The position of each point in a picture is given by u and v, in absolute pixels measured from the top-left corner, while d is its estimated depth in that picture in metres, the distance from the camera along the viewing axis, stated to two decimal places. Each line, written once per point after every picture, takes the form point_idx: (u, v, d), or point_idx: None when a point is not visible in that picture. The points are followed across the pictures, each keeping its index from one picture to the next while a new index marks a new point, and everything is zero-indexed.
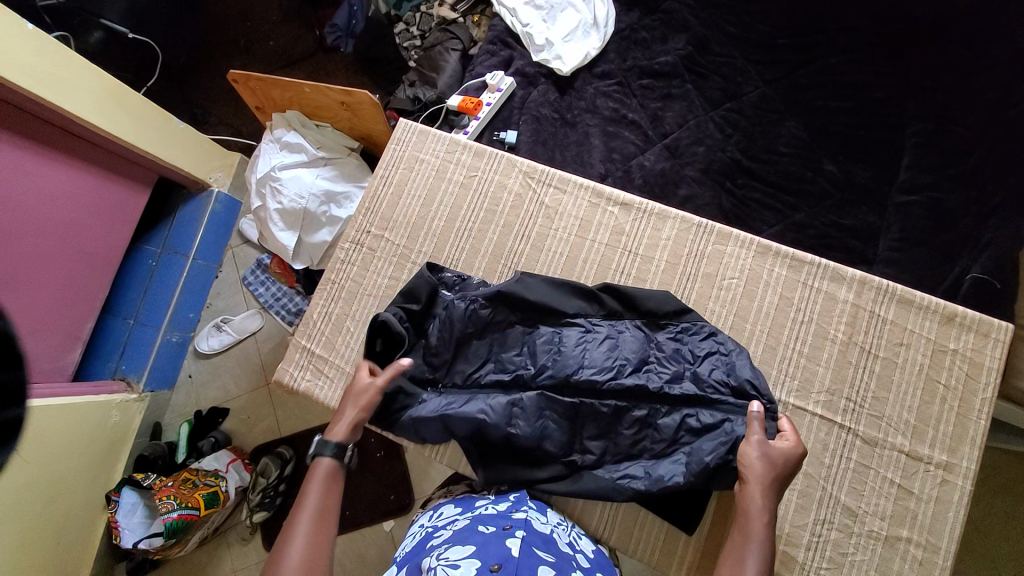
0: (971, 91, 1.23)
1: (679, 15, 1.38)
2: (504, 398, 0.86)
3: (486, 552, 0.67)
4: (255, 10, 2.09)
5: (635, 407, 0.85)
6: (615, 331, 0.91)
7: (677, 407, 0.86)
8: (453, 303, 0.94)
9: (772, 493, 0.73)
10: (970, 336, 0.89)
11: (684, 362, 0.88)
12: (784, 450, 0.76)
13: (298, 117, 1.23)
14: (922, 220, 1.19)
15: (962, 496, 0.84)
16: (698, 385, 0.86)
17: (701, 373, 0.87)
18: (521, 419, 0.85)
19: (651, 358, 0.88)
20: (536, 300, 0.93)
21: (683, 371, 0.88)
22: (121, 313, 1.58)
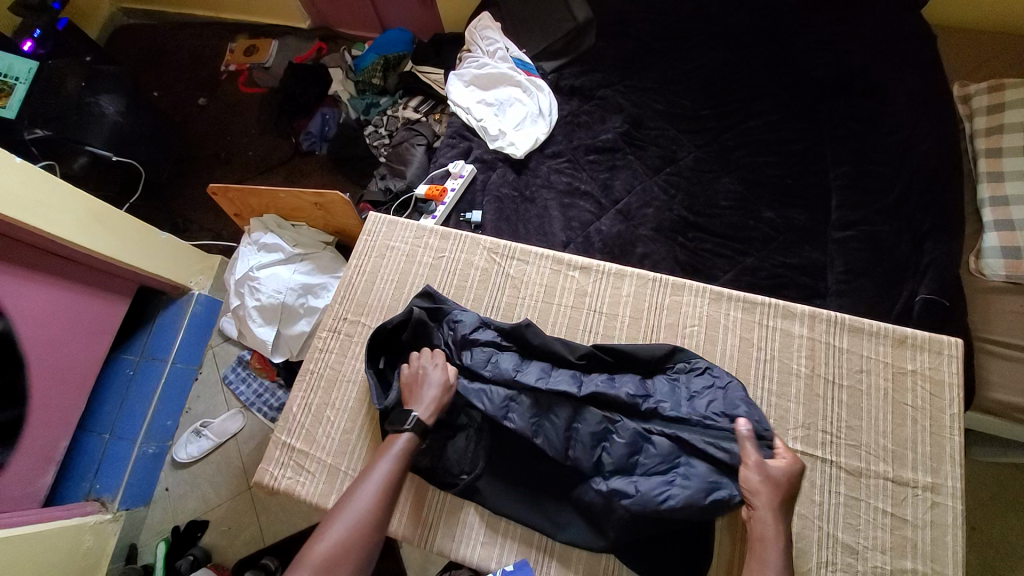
0: (876, 136, 1.40)
1: (613, 99, 1.57)
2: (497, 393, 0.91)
3: None
4: (235, 127, 2.31)
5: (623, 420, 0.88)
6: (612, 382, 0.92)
7: (666, 424, 0.88)
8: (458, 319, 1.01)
9: (782, 514, 0.77)
10: (924, 355, 0.94)
11: (682, 397, 0.90)
12: (785, 468, 0.80)
13: (275, 219, 1.31)
14: (863, 252, 1.27)
15: (955, 518, 0.84)
16: (685, 415, 0.88)
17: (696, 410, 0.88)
18: (515, 413, 0.89)
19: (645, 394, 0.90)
20: (540, 344, 0.97)
21: (676, 401, 0.89)
22: (95, 429, 1.53)
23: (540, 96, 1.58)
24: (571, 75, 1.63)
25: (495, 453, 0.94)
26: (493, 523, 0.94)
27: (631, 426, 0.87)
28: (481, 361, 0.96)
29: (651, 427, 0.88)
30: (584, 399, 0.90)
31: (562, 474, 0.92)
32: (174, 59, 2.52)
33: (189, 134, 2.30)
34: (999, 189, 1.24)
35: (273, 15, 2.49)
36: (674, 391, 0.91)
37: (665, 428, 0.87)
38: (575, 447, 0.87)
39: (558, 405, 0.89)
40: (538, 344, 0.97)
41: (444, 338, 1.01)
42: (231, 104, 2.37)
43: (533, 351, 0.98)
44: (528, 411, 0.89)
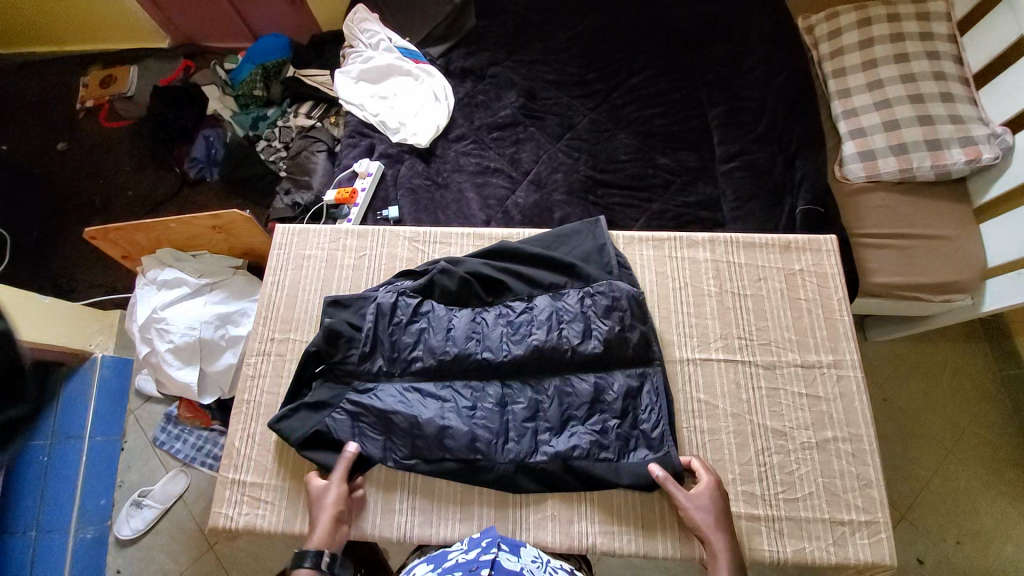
0: (741, 74, 1.54)
1: (504, 76, 1.60)
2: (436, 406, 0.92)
3: None
4: (105, 167, 2.09)
5: (590, 411, 0.91)
6: (530, 302, 0.99)
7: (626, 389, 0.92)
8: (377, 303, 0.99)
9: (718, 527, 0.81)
10: (807, 255, 1.03)
11: (594, 315, 0.95)
12: (706, 492, 0.83)
13: (171, 253, 1.18)
14: (748, 179, 1.40)
15: (859, 383, 0.94)
16: (606, 341, 0.92)
17: (618, 331, 0.93)
18: (454, 413, 0.92)
19: (596, 410, 0.92)
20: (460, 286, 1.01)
21: (593, 326, 0.94)
22: (18, 528, 1.47)
23: (432, 80, 1.57)
24: (460, 57, 1.64)
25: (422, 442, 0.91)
26: (466, 497, 0.95)
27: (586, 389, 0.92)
28: (421, 397, 0.94)
29: (606, 398, 0.92)
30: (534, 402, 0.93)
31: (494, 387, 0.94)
32: (11, 103, 2.21)
33: (50, 184, 2.06)
34: (848, 103, 1.43)
35: (120, 38, 2.24)
36: (588, 311, 0.95)
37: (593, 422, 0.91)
38: (514, 427, 0.92)
39: (489, 382, 0.95)
40: (454, 283, 1.01)
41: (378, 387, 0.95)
42: (93, 143, 2.13)
43: (456, 299, 1.02)
44: (462, 411, 0.92)
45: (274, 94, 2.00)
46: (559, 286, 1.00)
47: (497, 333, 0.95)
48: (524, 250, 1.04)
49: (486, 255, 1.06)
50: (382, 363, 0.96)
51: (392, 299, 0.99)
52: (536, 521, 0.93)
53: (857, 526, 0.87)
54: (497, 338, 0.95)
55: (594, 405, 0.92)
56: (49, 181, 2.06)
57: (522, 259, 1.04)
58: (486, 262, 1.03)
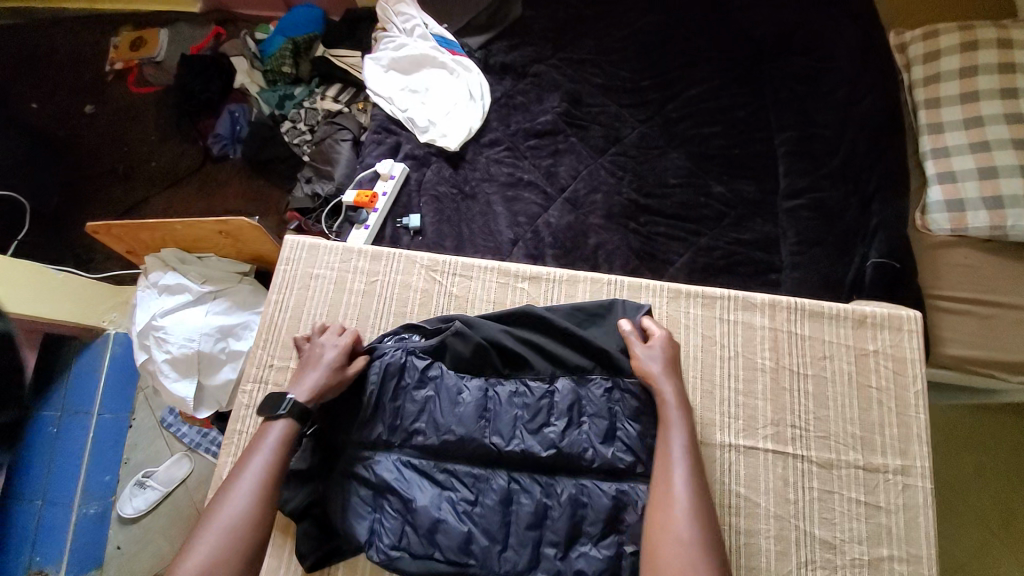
0: (819, 95, 1.35)
1: (548, 76, 1.44)
2: (431, 495, 0.83)
3: None
4: (130, 134, 2.04)
5: (606, 527, 0.80)
6: (551, 384, 0.89)
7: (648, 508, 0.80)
8: (383, 360, 0.91)
9: (677, 383, 0.82)
10: (885, 335, 0.88)
11: (621, 417, 0.86)
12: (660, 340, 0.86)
13: (175, 254, 1.10)
14: (814, 220, 1.24)
15: (927, 497, 0.81)
16: (633, 450, 0.83)
17: (645, 442, 0.83)
18: (451, 504, 0.83)
19: (612, 528, 0.80)
20: (472, 354, 0.91)
21: (620, 428, 0.85)
22: (24, 496, 1.48)
23: (468, 76, 1.43)
24: (500, 51, 1.49)
25: (412, 532, 0.82)
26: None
27: (603, 502, 0.80)
28: (418, 477, 0.85)
29: (624, 518, 0.80)
30: (539, 505, 0.82)
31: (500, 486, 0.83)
32: (43, 60, 2.16)
33: (75, 148, 2.02)
34: (940, 141, 1.24)
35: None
36: (614, 410, 0.86)
37: (607, 542, 0.79)
38: (515, 531, 0.81)
39: (494, 470, 0.85)
40: (468, 351, 0.91)
41: (373, 459, 0.86)
42: (119, 108, 2.08)
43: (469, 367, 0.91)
44: (460, 505, 0.83)
45: (303, 73, 1.90)
46: (585, 369, 0.90)
47: (510, 416, 0.86)
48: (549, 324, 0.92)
49: (509, 319, 0.94)
50: (382, 432, 0.87)
51: (400, 358, 0.91)
52: None
53: None
54: (508, 422, 0.86)
55: (610, 523, 0.80)
56: (74, 145, 2.03)
57: (545, 333, 0.92)
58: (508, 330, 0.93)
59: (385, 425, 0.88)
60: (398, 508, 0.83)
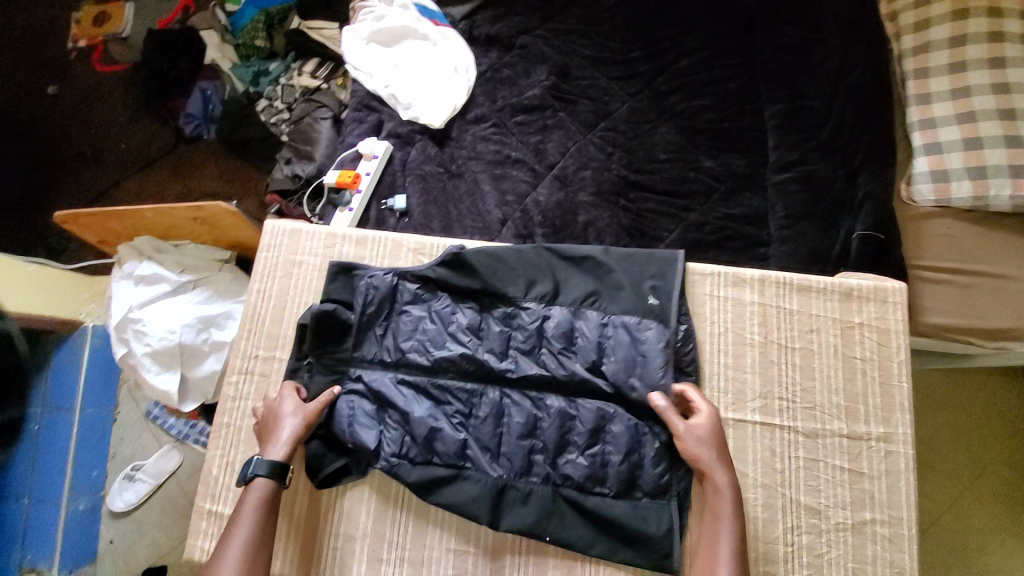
0: (810, 65, 1.32)
1: (534, 48, 1.39)
2: (427, 406, 0.89)
3: None
4: (96, 115, 1.94)
5: (591, 438, 0.86)
6: (545, 308, 0.92)
7: (631, 416, 0.87)
8: (375, 281, 0.94)
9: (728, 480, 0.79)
10: (870, 307, 0.89)
11: (612, 347, 0.88)
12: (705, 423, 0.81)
13: (150, 243, 1.06)
14: (803, 194, 1.23)
15: (908, 463, 0.83)
16: (618, 379, 0.87)
17: (630, 373, 0.86)
18: (445, 417, 0.89)
19: (597, 438, 0.87)
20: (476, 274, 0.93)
21: (606, 360, 0.88)
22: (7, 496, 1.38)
23: (451, 48, 1.38)
24: (484, 22, 1.42)
25: (411, 442, 0.88)
26: (463, 531, 0.88)
27: (590, 413, 0.87)
28: (416, 389, 0.91)
29: (607, 428, 0.87)
30: (529, 416, 0.88)
31: (492, 400, 0.89)
32: None
33: (37, 130, 1.92)
34: (926, 112, 1.23)
35: None
36: (607, 338, 0.89)
37: (592, 448, 0.86)
38: (506, 440, 0.88)
39: (487, 384, 0.90)
40: (461, 279, 0.94)
41: (372, 371, 0.92)
42: (83, 88, 1.97)
43: (463, 294, 0.95)
44: (456, 416, 0.90)
45: (277, 47, 1.81)
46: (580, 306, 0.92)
47: (501, 335, 0.91)
48: (557, 263, 0.94)
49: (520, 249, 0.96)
50: (378, 350, 0.92)
51: (391, 282, 0.94)
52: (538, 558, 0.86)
53: None
54: (499, 341, 0.91)
55: (596, 434, 0.87)
56: (37, 127, 1.92)
57: (546, 271, 0.93)
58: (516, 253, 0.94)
59: (383, 343, 0.93)
60: (396, 417, 0.89)
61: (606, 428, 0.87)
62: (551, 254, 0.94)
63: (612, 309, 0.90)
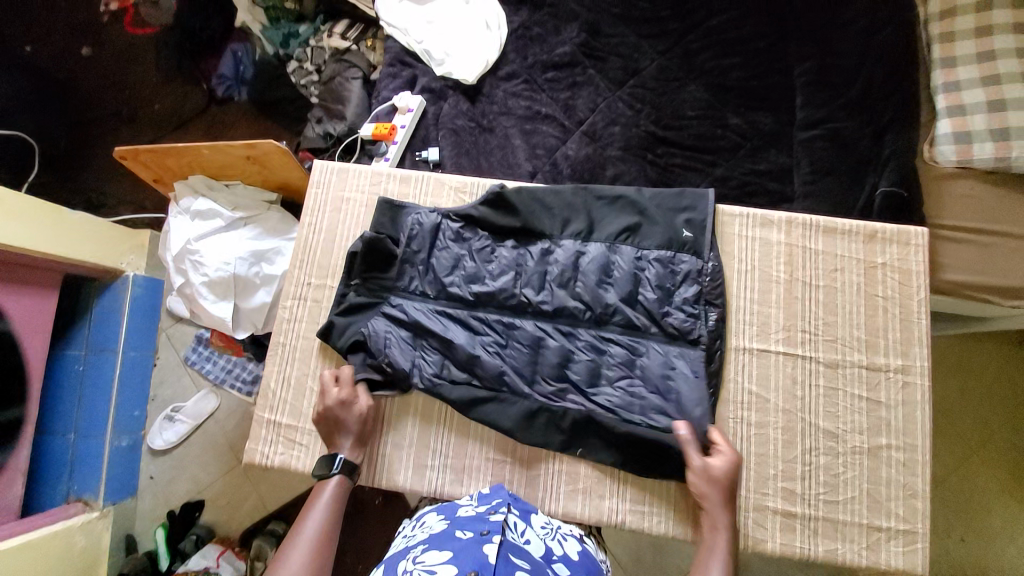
0: (840, 24, 1.34)
1: (566, 6, 1.41)
2: (466, 334, 0.94)
3: (463, 558, 0.68)
4: (131, 76, 1.99)
5: (622, 370, 0.90)
6: (581, 245, 0.96)
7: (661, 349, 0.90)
8: (420, 220, 0.99)
9: (727, 505, 0.82)
10: (893, 248, 0.93)
11: (645, 279, 0.92)
12: (723, 466, 0.83)
13: (203, 181, 1.12)
14: (828, 151, 1.26)
15: (924, 393, 0.88)
16: (650, 313, 0.91)
17: (662, 304, 0.90)
18: (483, 345, 0.93)
19: (628, 371, 0.90)
20: (518, 207, 0.98)
21: (640, 292, 0.92)
22: (58, 430, 1.54)
23: (485, 5, 1.41)
24: None
25: (451, 368, 0.93)
26: (502, 446, 0.94)
27: (621, 345, 0.91)
28: (454, 320, 0.95)
29: (638, 359, 0.90)
30: (563, 348, 0.92)
31: (527, 331, 0.93)
32: None
33: (75, 90, 1.98)
34: (951, 75, 1.24)
35: None
36: (639, 273, 0.93)
37: (623, 378, 0.90)
38: (541, 369, 0.92)
39: (523, 317, 0.94)
40: (501, 218, 0.98)
41: (413, 301, 0.97)
42: (118, 49, 2.02)
43: (504, 232, 0.99)
44: (491, 344, 0.93)
45: (308, 8, 1.85)
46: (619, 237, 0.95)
47: (539, 273, 0.95)
48: (592, 204, 0.98)
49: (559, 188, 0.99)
50: (421, 283, 0.97)
51: (434, 220, 0.99)
52: (571, 467, 0.92)
53: (894, 535, 0.84)
54: (537, 277, 0.95)
55: (627, 367, 0.90)
56: (74, 86, 1.98)
57: (581, 211, 0.98)
58: (556, 190, 0.99)
59: (425, 277, 0.97)
60: (437, 345, 0.94)
61: (637, 359, 0.90)
62: (585, 196, 0.99)
63: (646, 244, 0.94)
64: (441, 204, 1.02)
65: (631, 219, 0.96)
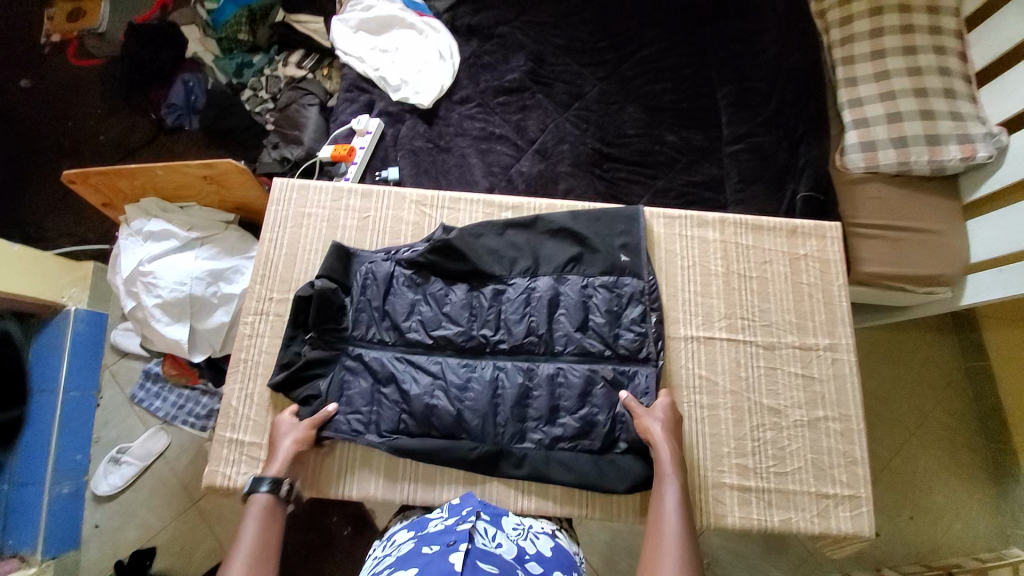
0: (753, 53, 1.52)
1: (512, 37, 1.53)
2: (425, 380, 0.94)
3: (428, 570, 0.68)
4: (73, 107, 1.94)
5: (581, 402, 0.92)
6: (531, 281, 0.99)
7: (614, 376, 0.94)
8: (373, 266, 1.00)
9: (674, 447, 0.85)
10: (812, 241, 1.05)
11: (594, 306, 0.96)
12: (664, 407, 0.89)
13: (156, 203, 1.11)
14: (753, 162, 1.41)
15: (851, 367, 0.98)
16: (602, 336, 0.95)
17: (612, 326, 0.95)
18: (442, 391, 0.93)
19: (587, 401, 0.92)
20: (470, 249, 1.00)
21: (590, 318, 0.96)
22: None
23: (436, 35, 1.50)
24: (466, 14, 1.56)
25: (411, 417, 0.93)
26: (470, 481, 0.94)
27: (578, 377, 0.93)
28: (413, 367, 0.95)
29: (594, 389, 0.93)
30: (521, 387, 0.93)
31: (485, 373, 0.94)
32: None
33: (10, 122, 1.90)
34: (854, 92, 1.44)
35: None
36: (588, 300, 0.97)
37: (581, 408, 0.92)
38: (502, 410, 0.92)
39: (480, 358, 0.95)
40: (453, 263, 0.99)
41: (371, 350, 0.96)
42: (59, 81, 1.96)
43: (455, 275, 1.00)
44: (451, 391, 0.93)
45: (261, 39, 1.87)
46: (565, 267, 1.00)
47: (494, 313, 0.97)
48: (536, 242, 1.02)
49: (508, 224, 1.03)
50: (377, 332, 0.97)
51: (388, 268, 1.00)
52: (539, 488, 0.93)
53: (840, 500, 0.92)
54: (492, 316, 0.97)
55: (584, 397, 0.92)
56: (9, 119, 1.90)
57: (526, 249, 1.01)
58: (507, 228, 1.02)
59: (381, 324, 0.97)
60: (396, 396, 0.94)
61: (594, 387, 0.93)
62: (529, 234, 1.03)
63: (590, 273, 0.99)
64: (395, 245, 1.03)
65: (573, 249, 1.00)
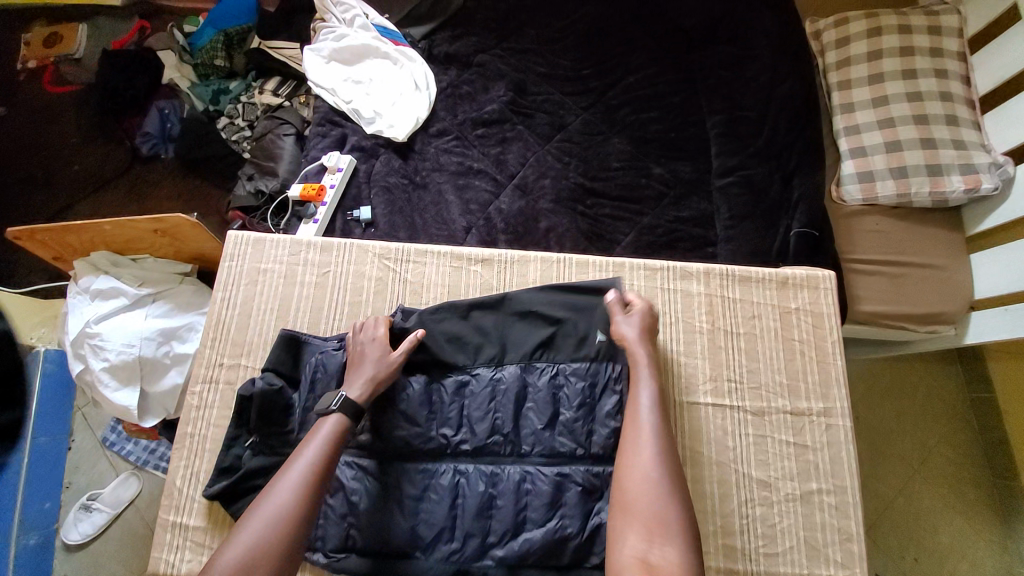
0: (744, 79, 1.45)
1: (492, 66, 1.47)
2: (378, 488, 0.87)
3: None
4: (47, 136, 1.88)
5: (548, 514, 0.84)
6: (496, 371, 0.93)
7: (584, 484, 0.85)
8: (323, 356, 0.92)
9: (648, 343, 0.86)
10: (804, 293, 0.98)
11: (564, 400, 0.90)
12: (643, 308, 0.90)
13: (106, 258, 1.08)
14: (744, 196, 1.34)
15: (847, 433, 0.91)
16: (573, 436, 0.88)
17: (585, 423, 0.88)
18: (396, 501, 0.86)
19: (555, 513, 0.84)
20: (431, 340, 0.95)
21: (560, 414, 0.90)
22: None
23: (412, 65, 1.43)
24: (443, 42, 1.50)
25: (360, 533, 0.85)
26: None
27: (545, 483, 0.85)
28: (364, 478, 0.87)
29: (563, 496, 0.85)
30: (483, 496, 0.85)
31: (444, 479, 0.87)
32: None
33: None
34: (852, 119, 1.36)
35: None
36: (557, 393, 0.91)
37: (547, 523, 0.83)
38: (461, 522, 0.85)
39: (439, 461, 0.88)
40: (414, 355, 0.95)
41: None
42: (32, 109, 1.91)
43: (416, 367, 0.95)
44: (405, 502, 0.86)
45: (238, 66, 1.81)
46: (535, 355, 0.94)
47: (455, 409, 0.91)
48: (504, 326, 0.97)
49: (475, 305, 0.98)
50: None
51: (341, 357, 0.91)
52: None
53: None
54: (454, 411, 0.91)
55: (553, 506, 0.84)
56: None
57: (493, 335, 0.96)
58: (473, 309, 0.97)
59: None
60: (344, 510, 0.86)
61: (563, 496, 0.85)
62: (496, 317, 0.97)
63: (561, 359, 0.93)
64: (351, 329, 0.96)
65: (543, 333, 0.95)
